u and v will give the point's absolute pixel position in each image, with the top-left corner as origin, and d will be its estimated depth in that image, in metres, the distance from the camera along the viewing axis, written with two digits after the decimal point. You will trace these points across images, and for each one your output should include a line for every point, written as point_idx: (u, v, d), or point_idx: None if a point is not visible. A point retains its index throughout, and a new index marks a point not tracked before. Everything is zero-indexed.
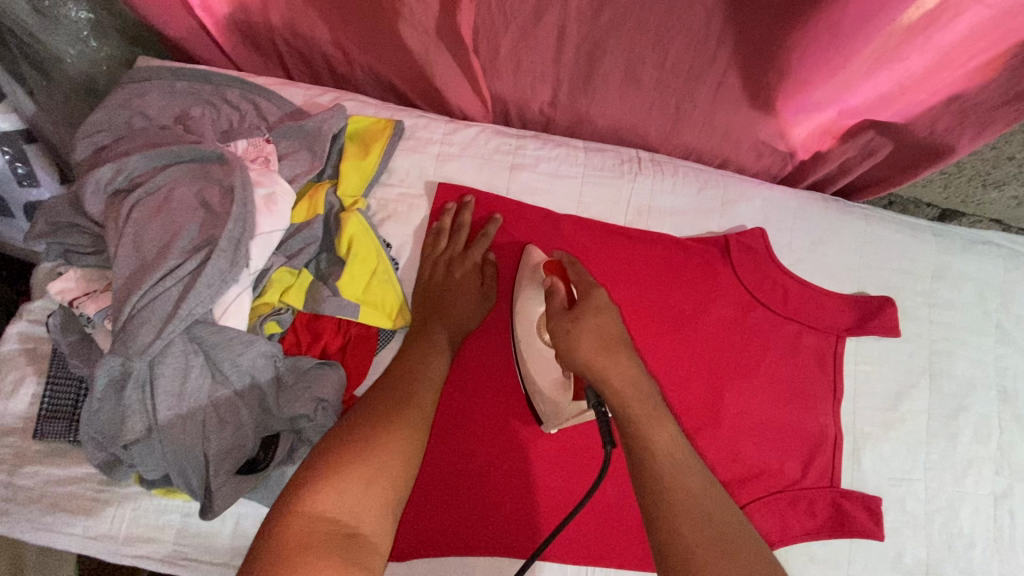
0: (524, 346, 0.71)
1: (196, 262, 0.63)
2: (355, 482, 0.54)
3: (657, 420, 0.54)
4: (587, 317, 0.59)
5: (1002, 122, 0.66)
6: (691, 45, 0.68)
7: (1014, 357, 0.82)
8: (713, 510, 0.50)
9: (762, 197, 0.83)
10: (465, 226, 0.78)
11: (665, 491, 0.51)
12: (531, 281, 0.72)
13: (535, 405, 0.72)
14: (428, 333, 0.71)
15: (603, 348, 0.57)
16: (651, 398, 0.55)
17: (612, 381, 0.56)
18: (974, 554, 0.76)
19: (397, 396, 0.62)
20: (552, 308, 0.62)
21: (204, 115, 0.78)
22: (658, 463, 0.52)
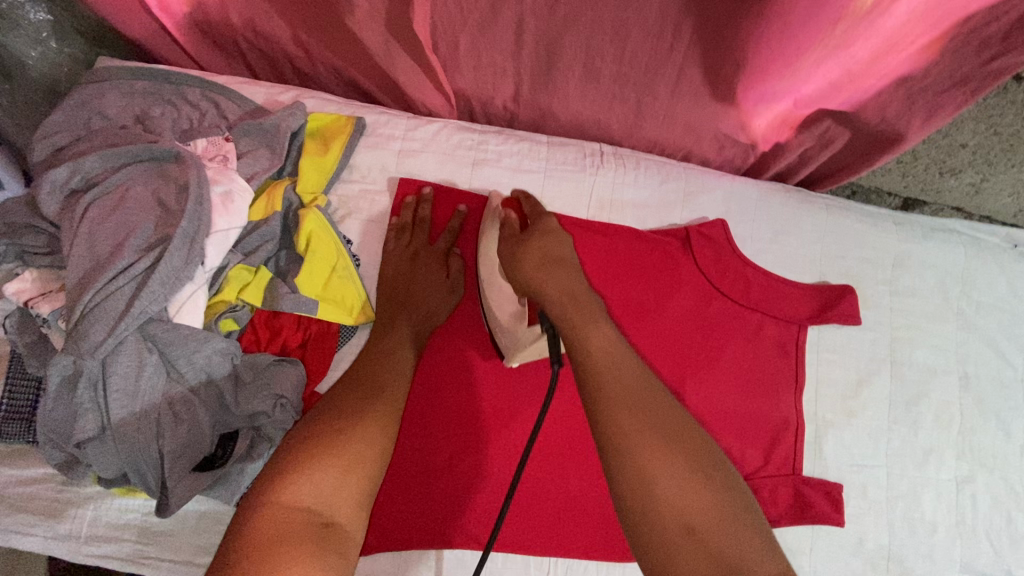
0: (486, 286, 0.72)
1: (149, 261, 0.63)
2: (331, 474, 0.54)
3: (594, 322, 0.56)
4: (531, 240, 0.64)
5: (950, 107, 0.67)
6: (645, 38, 0.68)
7: (975, 343, 0.83)
8: (646, 398, 0.51)
9: (723, 189, 0.83)
10: (427, 220, 0.78)
11: (602, 385, 0.51)
12: (492, 219, 0.74)
13: (497, 342, 0.73)
14: (398, 328, 0.71)
15: (544, 264, 0.61)
16: (586, 303, 0.58)
17: (548, 290, 0.59)
18: (935, 538, 0.77)
19: (366, 388, 0.62)
20: (506, 236, 0.68)
21: (164, 114, 0.78)
22: (593, 358, 0.53)
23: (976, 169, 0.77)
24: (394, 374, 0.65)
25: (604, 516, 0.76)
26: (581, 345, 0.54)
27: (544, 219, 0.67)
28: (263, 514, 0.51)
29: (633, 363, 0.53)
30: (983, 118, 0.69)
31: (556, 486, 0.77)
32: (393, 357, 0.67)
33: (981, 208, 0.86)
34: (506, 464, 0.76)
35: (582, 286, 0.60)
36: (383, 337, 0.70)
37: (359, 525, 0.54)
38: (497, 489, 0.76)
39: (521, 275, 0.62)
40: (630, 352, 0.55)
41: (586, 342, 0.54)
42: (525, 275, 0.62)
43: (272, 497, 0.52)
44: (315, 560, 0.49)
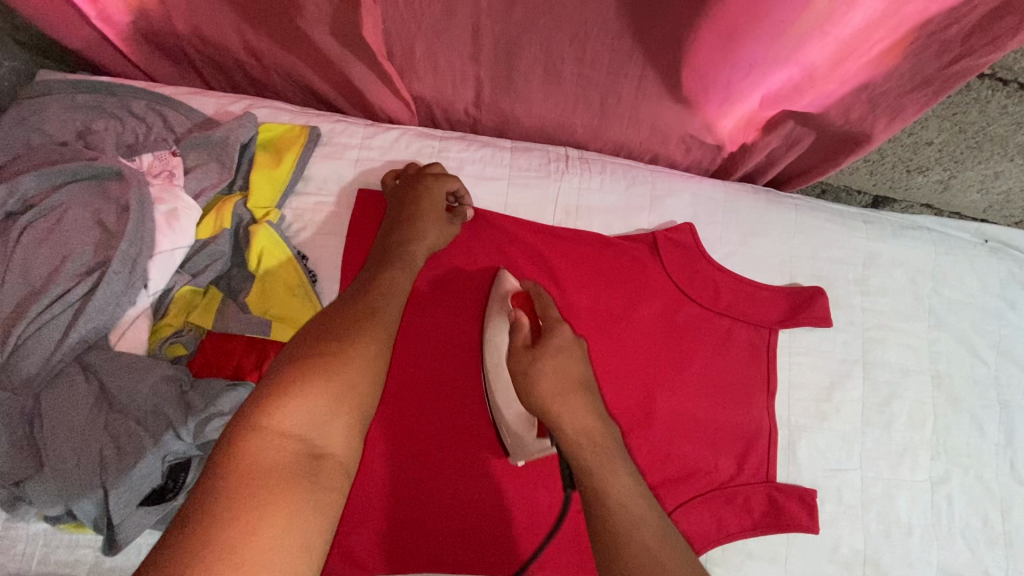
0: (492, 374, 0.68)
1: (87, 286, 0.61)
2: (323, 400, 0.49)
3: (611, 467, 0.53)
4: (546, 361, 0.61)
5: (913, 107, 0.66)
6: (603, 40, 0.66)
7: (948, 341, 0.82)
8: (667, 556, 0.46)
9: (690, 192, 0.82)
10: (428, 171, 0.75)
11: (619, 542, 0.47)
12: (499, 309, 0.71)
13: (501, 439, 0.70)
14: (398, 256, 0.65)
15: (561, 391, 0.58)
16: (603, 445, 0.55)
17: (565, 426, 0.56)
18: (910, 541, 0.76)
19: (358, 313, 0.56)
20: (516, 346, 0.63)
21: (108, 128, 0.73)
22: (612, 511, 0.49)
23: (943, 166, 0.76)
24: (388, 304, 0.58)
25: (576, 531, 0.73)
26: (601, 494, 0.50)
27: (557, 329, 0.63)
28: (245, 438, 0.46)
29: (653, 517, 0.49)
30: (947, 117, 0.68)
31: (525, 501, 0.73)
32: (389, 282, 0.61)
33: (950, 204, 0.86)
34: (474, 481, 0.72)
35: (600, 423, 0.57)
36: (378, 267, 0.64)
37: (353, 456, 0.50)
38: (464, 509, 0.72)
39: (535, 398, 0.59)
40: (652, 506, 0.50)
41: (604, 491, 0.50)
42: (541, 403, 0.58)
43: (256, 418, 0.47)
44: (305, 498, 0.45)
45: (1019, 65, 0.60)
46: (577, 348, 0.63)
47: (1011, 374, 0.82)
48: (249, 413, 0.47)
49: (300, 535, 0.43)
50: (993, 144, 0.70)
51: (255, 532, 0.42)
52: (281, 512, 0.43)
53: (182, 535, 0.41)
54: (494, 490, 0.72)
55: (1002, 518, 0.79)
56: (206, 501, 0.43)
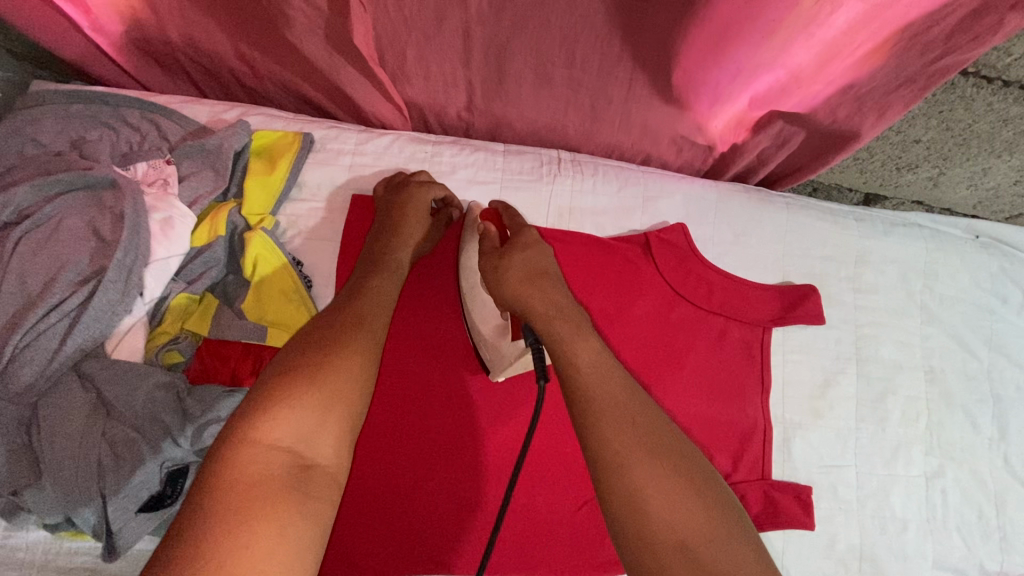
0: (469, 296, 0.69)
1: (83, 295, 0.62)
2: (312, 412, 0.50)
3: (579, 336, 0.54)
4: (514, 254, 0.61)
5: (899, 105, 0.66)
6: (591, 43, 0.67)
7: (941, 337, 0.82)
8: (634, 409, 0.49)
9: (682, 192, 0.83)
10: (415, 179, 0.75)
11: (589, 397, 0.49)
12: (472, 232, 0.71)
13: (481, 356, 0.70)
14: (386, 263, 0.65)
15: (528, 279, 0.59)
16: (572, 318, 0.56)
17: (534, 305, 0.57)
18: (906, 536, 0.77)
19: (343, 323, 0.56)
20: (486, 249, 0.64)
21: (102, 137, 0.74)
22: (581, 371, 0.51)
23: (932, 163, 0.76)
24: (377, 312, 0.58)
25: (572, 530, 0.74)
26: (569, 358, 0.52)
27: (525, 231, 0.64)
28: (236, 451, 0.47)
29: (620, 378, 0.51)
30: (933, 114, 0.69)
31: (522, 503, 0.73)
32: (375, 290, 0.61)
33: (941, 201, 0.86)
34: (471, 484, 0.73)
35: (568, 300, 0.58)
36: (367, 273, 0.64)
37: (343, 465, 0.51)
38: (461, 511, 0.72)
39: (504, 289, 0.59)
40: (619, 368, 0.52)
41: (573, 356, 0.52)
42: (509, 294, 0.59)
43: (247, 431, 0.48)
44: (296, 510, 0.46)
45: (1002, 63, 0.61)
46: (547, 246, 0.63)
47: (1004, 368, 0.83)
48: (240, 426, 0.48)
49: (292, 547, 0.44)
50: (980, 141, 0.71)
51: (248, 547, 0.43)
52: (274, 525, 0.44)
53: (177, 546, 0.42)
54: (491, 493, 0.73)
55: (996, 512, 0.79)
56: (197, 512, 0.44)
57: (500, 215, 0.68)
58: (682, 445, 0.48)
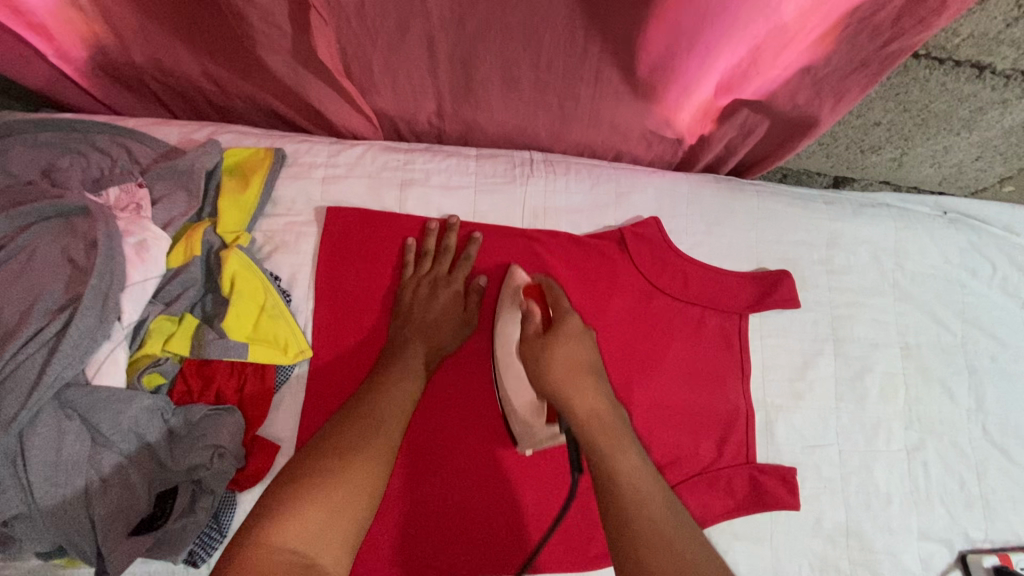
0: (502, 365, 0.71)
1: (60, 323, 0.61)
2: (320, 514, 0.52)
3: (620, 447, 0.59)
4: (558, 346, 0.67)
5: (856, 88, 0.67)
6: (552, 44, 0.68)
7: (914, 313, 0.84)
8: (675, 537, 0.51)
9: (654, 185, 0.84)
10: (449, 249, 0.78)
11: (628, 514, 0.53)
12: (512, 301, 0.74)
13: (508, 426, 0.72)
14: (407, 356, 0.70)
15: (571, 374, 0.65)
16: (613, 428, 0.61)
17: (576, 409, 0.63)
18: (891, 510, 0.78)
19: (360, 425, 0.60)
20: (528, 334, 0.70)
21: (73, 164, 0.74)
22: (620, 482, 0.55)
23: (894, 144, 0.78)
24: (391, 414, 0.62)
25: (563, 528, 0.74)
26: (610, 467, 0.57)
27: (569, 317, 0.70)
28: (246, 550, 0.49)
29: (659, 488, 0.55)
30: (891, 97, 0.70)
31: (511, 501, 0.74)
32: (397, 389, 0.65)
33: (907, 179, 0.88)
34: (461, 486, 0.74)
35: (610, 408, 0.64)
36: (385, 368, 0.68)
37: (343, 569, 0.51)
38: (455, 516, 0.73)
39: (549, 382, 0.65)
40: (656, 483, 0.56)
41: (615, 468, 0.56)
42: (555, 387, 0.65)
43: (259, 530, 0.50)
44: None
45: (951, 43, 0.62)
46: (587, 334, 0.70)
47: (977, 340, 0.85)
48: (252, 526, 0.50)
49: None
50: (938, 120, 0.73)
51: None
52: None
53: None
54: (481, 495, 0.74)
55: (977, 481, 0.81)
56: None
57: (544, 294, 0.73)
58: (713, 565, 0.50)
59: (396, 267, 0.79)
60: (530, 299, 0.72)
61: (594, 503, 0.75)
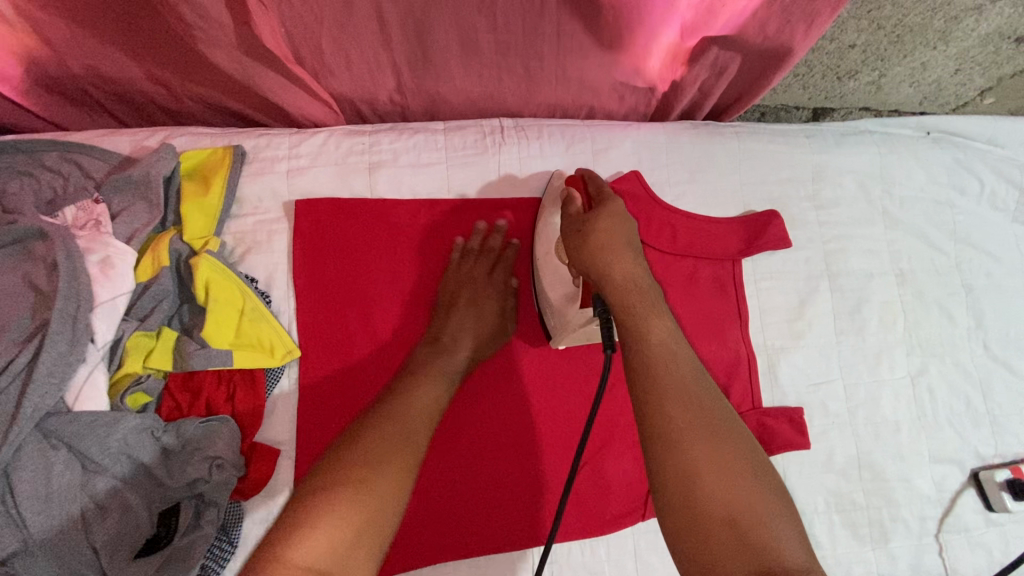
0: (542, 262, 0.71)
1: (30, 352, 0.59)
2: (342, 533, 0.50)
3: (652, 312, 0.54)
4: (598, 220, 0.60)
5: (827, 10, 0.63)
6: (507, 2, 0.64)
7: (906, 239, 0.83)
8: (699, 394, 0.49)
9: (630, 139, 0.81)
10: (494, 250, 0.76)
11: (651, 370, 0.49)
12: (553, 205, 0.72)
13: (546, 323, 0.73)
14: (447, 357, 0.68)
15: (609, 245, 0.58)
16: (649, 294, 0.56)
17: (613, 277, 0.56)
18: (900, 437, 0.78)
19: (389, 433, 0.57)
20: (569, 214, 0.64)
21: (21, 188, 0.69)
22: (652, 353, 0.51)
23: (870, 66, 0.76)
24: (418, 421, 0.59)
25: (579, 493, 0.73)
26: (643, 339, 0.52)
27: (611, 201, 0.62)
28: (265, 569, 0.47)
29: (689, 359, 0.51)
30: (863, 16, 0.67)
31: (526, 473, 0.73)
32: (422, 395, 0.62)
33: (887, 103, 0.86)
34: (473, 464, 0.73)
35: (645, 276, 0.57)
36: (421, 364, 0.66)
37: None
38: (468, 496, 0.72)
39: (584, 256, 0.59)
40: (686, 347, 0.52)
41: (645, 331, 0.52)
42: (589, 255, 0.59)
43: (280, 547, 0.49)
44: None
45: None
46: (629, 216, 0.62)
47: (971, 258, 0.84)
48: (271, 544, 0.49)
49: None
50: (913, 35, 0.70)
51: None
52: None
53: None
54: (493, 471, 0.73)
55: (983, 397, 0.81)
56: None
57: (586, 181, 0.67)
58: (771, 494, 0.46)
59: (374, 251, 0.76)
60: (571, 188, 0.67)
61: (604, 470, 0.74)
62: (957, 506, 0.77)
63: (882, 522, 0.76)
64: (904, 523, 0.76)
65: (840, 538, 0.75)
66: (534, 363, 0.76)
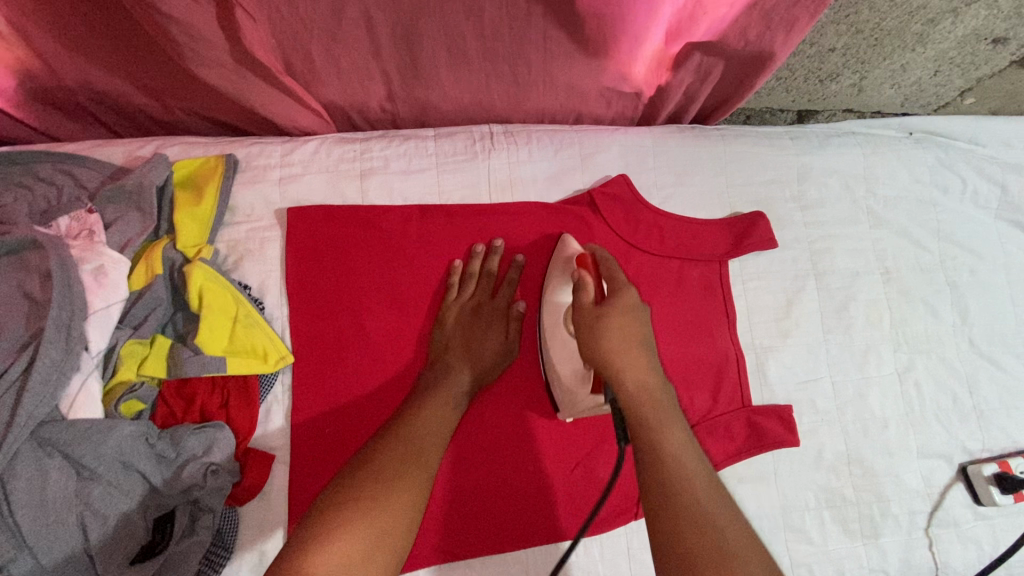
0: (549, 335, 0.71)
1: (24, 360, 0.59)
2: (370, 532, 0.50)
3: (666, 426, 0.53)
4: (613, 314, 0.61)
5: (806, 15, 0.65)
6: (493, 11, 0.65)
7: (891, 237, 0.84)
8: (715, 515, 0.47)
9: (618, 143, 0.83)
10: (494, 273, 0.77)
11: (667, 491, 0.48)
12: (563, 271, 0.72)
13: (553, 392, 0.72)
14: (454, 381, 0.69)
15: (623, 343, 0.58)
16: (663, 402, 0.55)
17: (625, 379, 0.57)
18: (889, 433, 0.79)
19: (404, 448, 0.58)
20: (581, 305, 0.63)
21: (14, 199, 0.70)
22: (666, 464, 0.50)
23: (851, 69, 0.78)
24: (431, 438, 0.60)
25: (572, 492, 0.74)
26: (656, 449, 0.51)
27: (625, 291, 0.63)
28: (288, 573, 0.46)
29: (705, 476, 0.50)
30: (842, 20, 0.69)
31: (519, 475, 0.73)
32: (433, 414, 0.64)
33: (869, 105, 0.88)
34: (467, 468, 0.73)
35: (659, 382, 0.57)
36: (425, 393, 0.67)
37: None
38: (463, 499, 0.72)
39: (595, 349, 0.60)
40: (702, 462, 0.51)
41: (659, 448, 0.51)
42: (603, 354, 0.59)
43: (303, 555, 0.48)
44: None
45: None
46: (642, 309, 0.63)
47: (955, 255, 0.85)
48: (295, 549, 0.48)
49: None
50: (892, 38, 0.72)
51: None
52: None
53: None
54: (487, 474, 0.73)
55: (969, 393, 0.82)
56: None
57: (597, 264, 0.68)
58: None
59: (366, 257, 0.76)
60: (582, 268, 0.67)
61: (596, 469, 0.75)
62: (945, 500, 0.78)
63: (871, 517, 0.76)
64: (893, 518, 0.77)
65: (831, 534, 0.75)
66: (527, 366, 0.76)
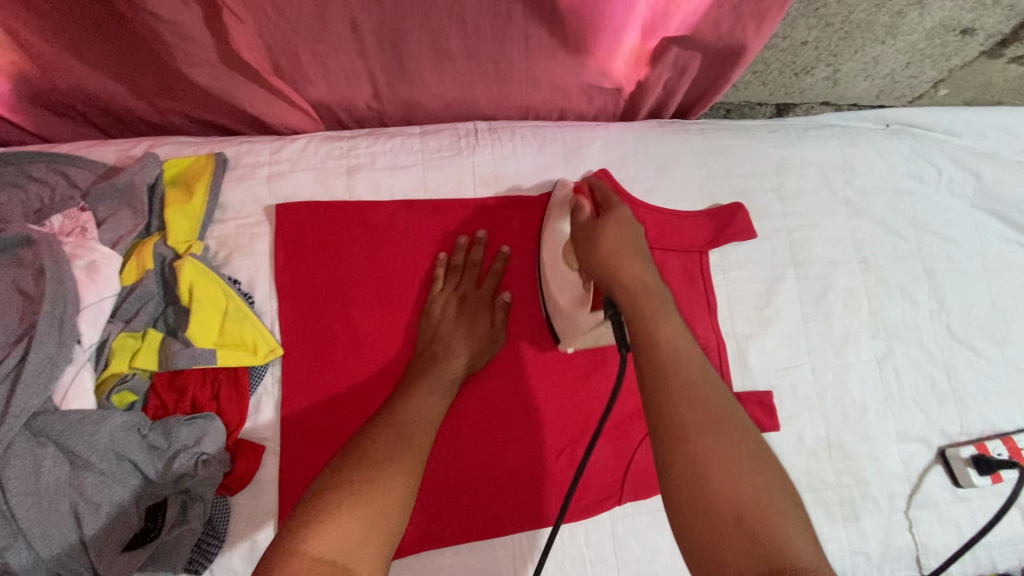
0: (548, 268, 0.74)
1: (18, 354, 0.61)
2: (358, 523, 0.50)
3: (662, 315, 0.53)
4: (607, 225, 0.63)
5: (776, 9, 0.67)
6: (473, 10, 0.67)
7: (869, 227, 0.86)
8: (706, 393, 0.48)
9: (600, 138, 0.84)
10: (478, 263, 0.78)
11: (661, 367, 0.49)
12: (562, 211, 0.75)
13: (553, 325, 0.75)
14: (440, 369, 0.70)
15: (618, 250, 0.59)
16: (657, 295, 0.55)
17: (623, 280, 0.57)
18: (868, 417, 0.80)
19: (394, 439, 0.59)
20: (579, 222, 0.66)
21: (9, 199, 0.72)
22: (661, 353, 0.50)
23: (825, 62, 0.80)
24: (419, 427, 0.62)
25: (557, 479, 0.75)
26: (650, 334, 0.51)
27: (620, 208, 0.64)
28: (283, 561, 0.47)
29: (697, 360, 0.50)
30: (812, 14, 0.71)
31: (505, 463, 0.75)
32: (423, 405, 0.65)
33: (846, 97, 0.90)
34: (454, 456, 0.74)
35: (657, 280, 0.57)
36: (412, 382, 0.69)
37: None
38: (451, 486, 0.74)
39: (596, 259, 0.61)
40: (695, 352, 0.51)
41: (653, 331, 0.52)
42: (602, 260, 0.60)
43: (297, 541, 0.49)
44: None
45: None
46: (638, 225, 0.64)
47: (932, 243, 0.87)
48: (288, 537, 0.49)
49: None
50: (861, 30, 0.74)
51: None
52: None
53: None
54: (474, 462, 0.75)
55: (947, 377, 0.83)
56: None
57: (593, 190, 0.69)
58: (778, 493, 0.45)
59: (353, 252, 0.78)
60: (579, 196, 0.70)
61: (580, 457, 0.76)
62: (925, 482, 0.80)
63: (852, 500, 0.78)
64: (874, 500, 0.78)
65: (812, 517, 0.77)
66: (512, 357, 0.78)
